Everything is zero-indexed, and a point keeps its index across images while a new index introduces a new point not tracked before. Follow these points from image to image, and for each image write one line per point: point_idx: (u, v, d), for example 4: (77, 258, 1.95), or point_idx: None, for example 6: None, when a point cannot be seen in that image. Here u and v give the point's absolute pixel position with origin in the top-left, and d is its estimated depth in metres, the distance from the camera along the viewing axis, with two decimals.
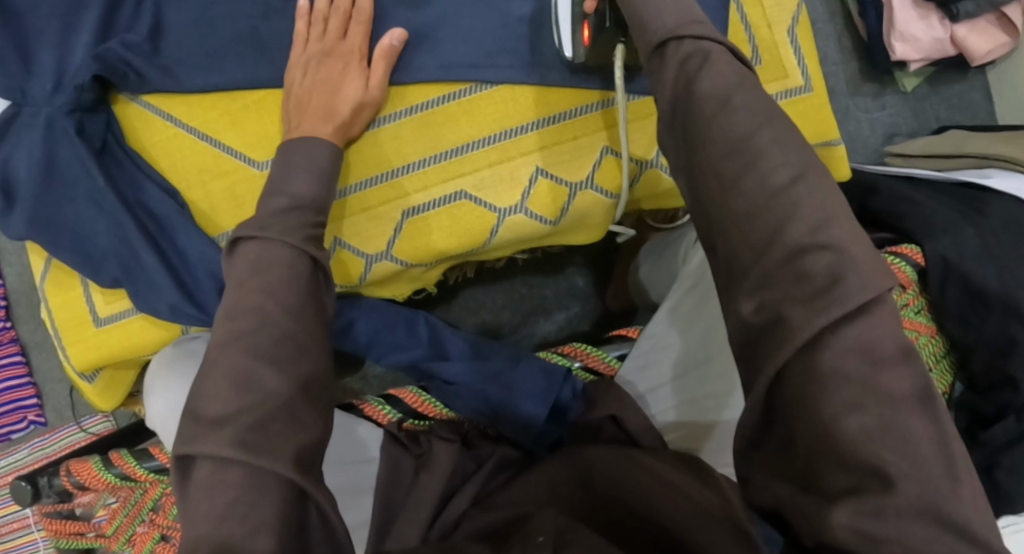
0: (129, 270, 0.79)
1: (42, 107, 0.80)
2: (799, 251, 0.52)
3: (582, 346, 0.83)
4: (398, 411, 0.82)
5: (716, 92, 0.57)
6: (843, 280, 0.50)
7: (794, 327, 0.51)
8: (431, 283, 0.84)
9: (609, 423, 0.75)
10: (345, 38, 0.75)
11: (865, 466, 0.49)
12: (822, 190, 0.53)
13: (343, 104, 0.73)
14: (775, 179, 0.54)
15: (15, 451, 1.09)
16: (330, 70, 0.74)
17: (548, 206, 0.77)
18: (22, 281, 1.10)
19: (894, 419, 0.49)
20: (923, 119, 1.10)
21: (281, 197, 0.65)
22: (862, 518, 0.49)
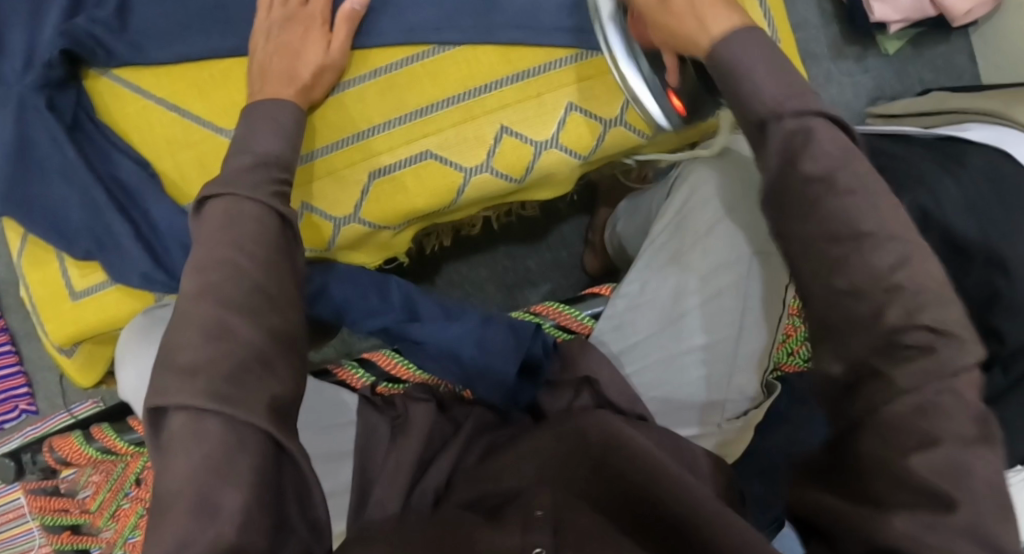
0: (102, 242, 0.81)
1: (13, 85, 0.81)
2: (900, 330, 0.51)
3: (553, 305, 0.83)
4: (371, 374, 0.83)
5: (820, 175, 0.54)
6: (938, 352, 0.50)
7: (892, 380, 0.51)
8: (402, 250, 0.84)
9: (585, 386, 0.76)
10: (306, 4, 0.74)
11: (922, 488, 0.49)
12: (927, 273, 0.52)
13: (303, 67, 0.71)
14: (879, 262, 0.52)
15: (7, 442, 1.07)
16: (291, 34, 0.72)
17: (514, 164, 0.77)
18: (7, 271, 1.09)
19: (959, 456, 0.49)
20: (908, 81, 1.08)
21: (246, 155, 0.64)
22: (918, 527, 0.48)
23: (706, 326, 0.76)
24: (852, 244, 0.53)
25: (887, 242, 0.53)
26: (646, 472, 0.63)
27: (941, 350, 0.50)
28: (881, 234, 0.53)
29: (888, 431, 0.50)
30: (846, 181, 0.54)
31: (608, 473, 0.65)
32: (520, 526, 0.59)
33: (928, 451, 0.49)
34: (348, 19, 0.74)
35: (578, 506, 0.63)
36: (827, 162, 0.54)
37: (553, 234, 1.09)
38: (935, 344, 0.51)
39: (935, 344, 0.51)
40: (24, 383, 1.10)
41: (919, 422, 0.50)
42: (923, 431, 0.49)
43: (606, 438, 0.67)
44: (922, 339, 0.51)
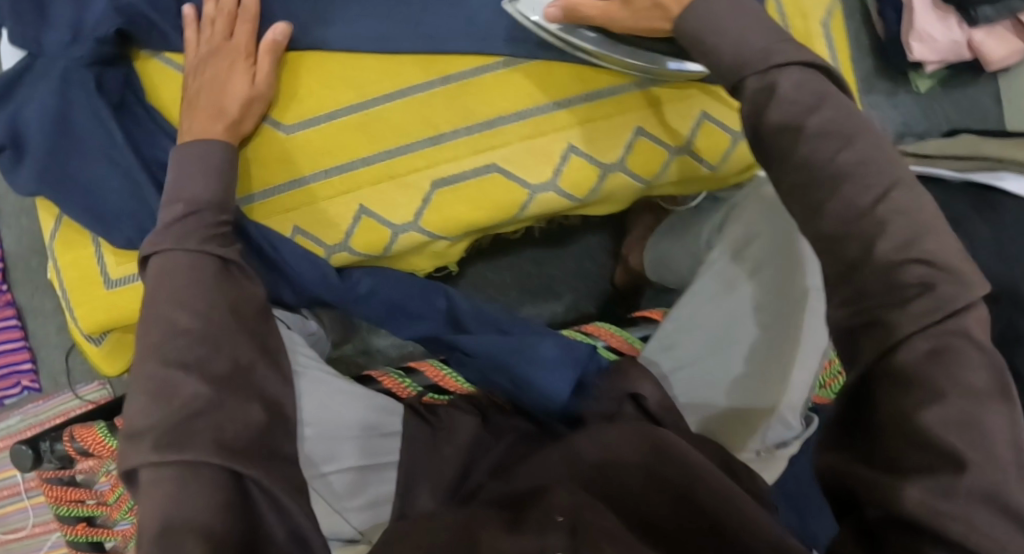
0: (143, 230, 0.78)
1: (58, 59, 0.78)
2: (893, 267, 0.53)
3: (607, 327, 0.81)
4: (420, 385, 0.80)
5: (790, 125, 0.57)
6: (936, 289, 0.52)
7: (891, 324, 0.52)
8: (453, 260, 0.82)
9: (628, 403, 0.72)
10: (231, 38, 0.74)
11: (939, 449, 0.50)
12: (912, 208, 0.54)
13: (230, 100, 0.72)
14: (860, 202, 0.54)
15: (7, 418, 1.06)
16: (216, 69, 0.73)
17: (579, 184, 0.77)
18: (21, 245, 1.06)
19: (973, 413, 0.50)
20: (934, 119, 1.11)
21: (177, 205, 0.67)
22: (932, 495, 0.49)
23: (755, 344, 0.76)
24: (829, 182, 0.56)
25: (867, 178, 0.55)
26: (686, 472, 0.61)
27: (940, 285, 0.51)
28: (858, 180, 0.55)
29: (902, 381, 0.51)
30: (820, 124, 0.56)
31: (636, 475, 0.63)
32: (538, 530, 0.59)
33: (941, 409, 0.50)
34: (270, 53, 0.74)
35: (598, 503, 0.61)
36: (795, 109, 0.57)
37: (579, 242, 1.07)
38: (933, 278, 0.52)
39: (930, 280, 0.52)
40: (28, 360, 1.06)
41: (927, 370, 0.51)
42: (930, 386, 0.51)
43: (632, 441, 0.64)
44: (920, 276, 0.52)
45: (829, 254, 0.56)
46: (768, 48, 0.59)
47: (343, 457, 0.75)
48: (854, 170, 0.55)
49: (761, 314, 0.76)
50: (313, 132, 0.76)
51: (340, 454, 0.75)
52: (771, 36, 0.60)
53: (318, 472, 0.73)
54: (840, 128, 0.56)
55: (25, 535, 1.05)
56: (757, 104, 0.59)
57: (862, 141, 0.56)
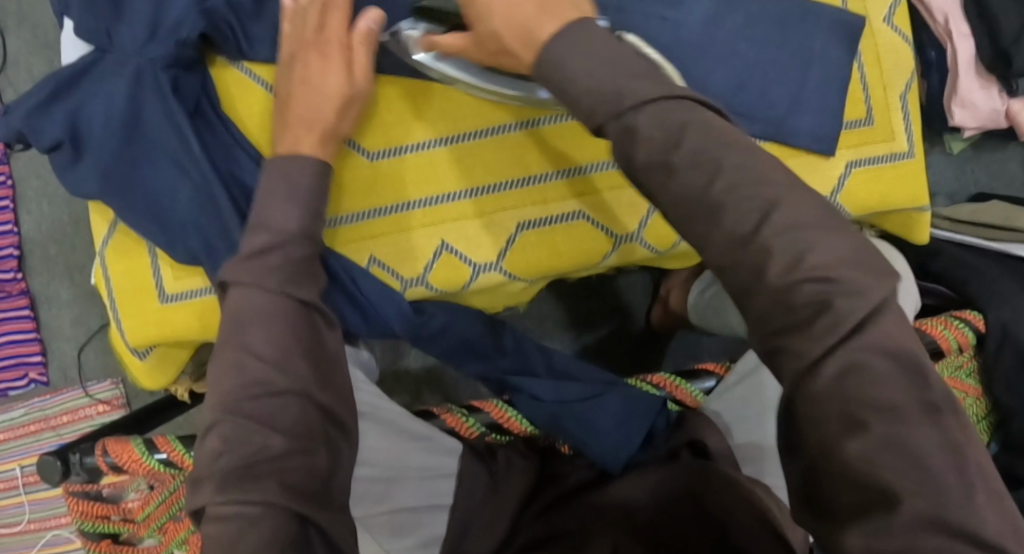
0: (211, 245, 0.74)
1: (131, 57, 0.74)
2: (787, 287, 0.46)
3: (670, 376, 0.79)
4: (482, 424, 0.78)
5: (657, 159, 0.50)
6: (833, 309, 0.45)
7: (796, 354, 0.45)
8: (525, 300, 0.82)
9: (685, 449, 0.73)
10: (322, 30, 0.68)
11: (871, 484, 0.44)
12: (803, 211, 0.47)
13: (327, 104, 0.68)
14: (742, 227, 0.48)
15: (13, 409, 1.07)
16: (307, 64, 0.68)
17: (662, 237, 0.77)
18: (40, 231, 1.08)
19: (895, 433, 0.43)
20: (964, 181, 1.14)
21: (262, 233, 0.61)
22: (872, 538, 0.43)
23: None
24: (710, 211, 0.49)
25: (741, 200, 0.48)
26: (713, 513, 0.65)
27: (835, 301, 0.45)
28: (738, 203, 0.48)
29: (816, 406, 0.45)
30: (691, 153, 0.49)
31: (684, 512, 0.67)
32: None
33: (870, 440, 0.43)
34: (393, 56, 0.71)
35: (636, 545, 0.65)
36: (659, 147, 0.50)
37: (618, 281, 1.09)
38: (828, 295, 0.45)
39: (829, 296, 0.45)
40: (39, 352, 1.07)
41: (840, 393, 0.44)
42: (845, 409, 0.44)
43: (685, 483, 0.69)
44: (815, 293, 0.45)
45: (725, 282, 0.49)
46: (621, 83, 0.51)
47: (398, 497, 0.71)
48: (729, 199, 0.48)
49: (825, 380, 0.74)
50: (399, 161, 0.74)
51: (394, 494, 0.71)
52: (627, 63, 0.52)
53: (369, 512, 0.69)
54: (711, 155, 0.49)
55: (20, 530, 1.06)
56: (621, 146, 0.51)
57: (731, 160, 0.49)
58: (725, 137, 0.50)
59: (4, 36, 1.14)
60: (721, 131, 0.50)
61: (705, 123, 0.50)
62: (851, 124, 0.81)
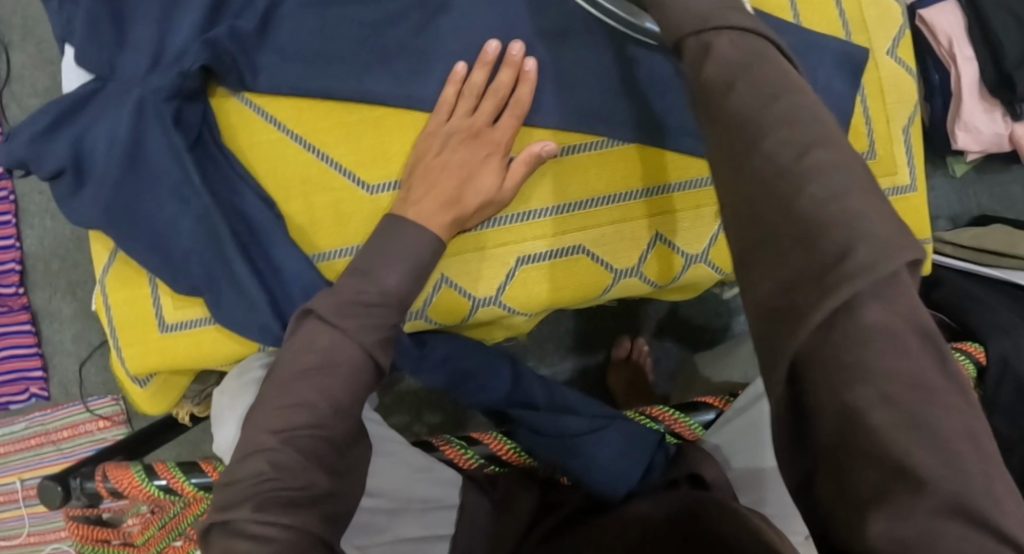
0: (214, 278, 0.74)
1: (133, 87, 0.74)
2: (814, 223, 0.45)
3: (668, 409, 0.79)
4: (480, 456, 0.78)
5: (722, 78, 0.51)
6: (856, 250, 0.44)
7: (806, 310, 0.44)
8: (523, 332, 0.81)
9: (687, 482, 0.74)
10: (492, 126, 0.72)
11: (891, 462, 0.42)
12: (837, 165, 0.47)
13: (471, 195, 0.71)
14: (782, 156, 0.48)
15: (14, 423, 1.08)
16: (468, 153, 0.72)
17: (662, 271, 0.77)
18: (42, 246, 1.08)
19: (922, 412, 0.42)
20: (967, 204, 1.14)
21: (370, 289, 0.66)
22: (895, 525, 0.42)
23: None
24: (751, 140, 0.49)
25: (796, 131, 0.48)
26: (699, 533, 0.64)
27: (860, 248, 0.43)
28: (781, 133, 0.48)
29: (835, 369, 0.43)
30: (755, 85, 0.50)
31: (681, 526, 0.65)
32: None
33: (890, 412, 0.42)
34: (471, 90, 0.72)
35: None
36: (732, 66, 0.51)
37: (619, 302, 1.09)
38: (853, 240, 0.44)
39: (854, 242, 0.44)
40: (40, 366, 1.08)
41: (858, 357, 0.43)
42: (862, 377, 0.43)
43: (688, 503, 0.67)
44: (842, 238, 0.44)
45: (744, 223, 0.48)
46: (710, 12, 0.53)
47: (399, 528, 0.72)
48: (779, 127, 0.49)
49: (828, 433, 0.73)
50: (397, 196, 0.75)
51: (395, 524, 0.72)
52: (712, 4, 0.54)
53: (372, 542, 0.69)
54: (774, 87, 0.50)
55: (20, 543, 1.08)
56: (698, 62, 0.53)
57: (789, 101, 0.50)
58: (795, 84, 0.51)
59: (8, 49, 1.13)
60: (790, 76, 0.51)
61: (778, 66, 0.51)
62: None
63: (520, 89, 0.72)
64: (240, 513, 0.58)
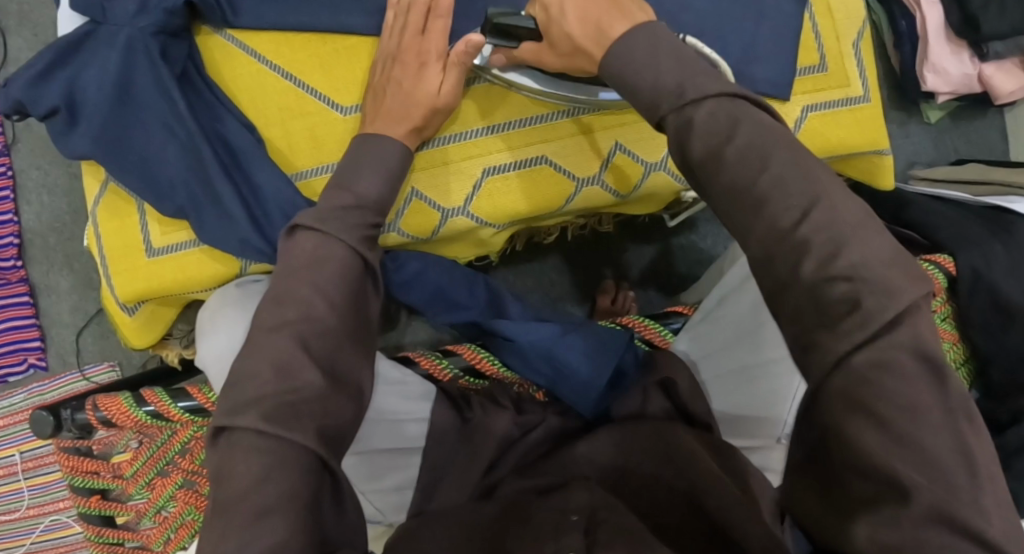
0: (196, 200, 0.76)
1: (122, 27, 0.78)
2: (819, 284, 0.51)
3: (640, 317, 0.81)
4: (455, 366, 0.79)
5: (709, 151, 0.55)
6: (861, 304, 0.49)
7: (822, 349, 0.50)
8: (495, 249, 0.85)
9: (655, 391, 0.76)
10: (424, 36, 0.76)
11: (882, 477, 0.49)
12: (838, 212, 0.52)
13: (418, 104, 0.75)
14: (784, 220, 0.52)
15: (12, 395, 1.12)
16: (406, 66, 0.76)
17: (624, 180, 0.80)
18: (40, 221, 1.14)
19: (913, 435, 0.48)
20: (942, 150, 1.16)
21: (347, 194, 0.70)
22: (880, 530, 0.48)
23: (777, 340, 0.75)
24: (754, 207, 0.54)
25: (787, 195, 0.53)
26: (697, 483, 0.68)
27: (865, 299, 0.49)
28: (778, 197, 0.53)
29: (849, 405, 0.49)
30: (740, 151, 0.54)
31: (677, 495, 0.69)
32: (554, 530, 0.66)
33: (884, 436, 0.48)
34: (402, 8, 0.76)
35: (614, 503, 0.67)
36: (714, 139, 0.55)
37: (599, 251, 1.11)
38: (857, 294, 0.49)
39: (857, 294, 0.49)
40: (37, 338, 1.13)
41: (859, 391, 0.49)
42: (861, 406, 0.49)
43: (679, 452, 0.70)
44: (844, 291, 0.50)
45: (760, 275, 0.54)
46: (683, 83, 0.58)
47: (373, 440, 0.75)
48: (772, 193, 0.53)
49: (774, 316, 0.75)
50: None
51: (371, 436, 0.75)
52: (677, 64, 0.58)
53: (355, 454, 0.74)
54: (760, 151, 0.54)
55: (19, 517, 1.11)
56: (681, 136, 0.57)
57: (778, 156, 0.54)
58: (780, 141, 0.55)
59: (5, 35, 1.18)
60: (772, 131, 0.55)
61: (757, 120, 0.55)
62: (805, 70, 0.83)
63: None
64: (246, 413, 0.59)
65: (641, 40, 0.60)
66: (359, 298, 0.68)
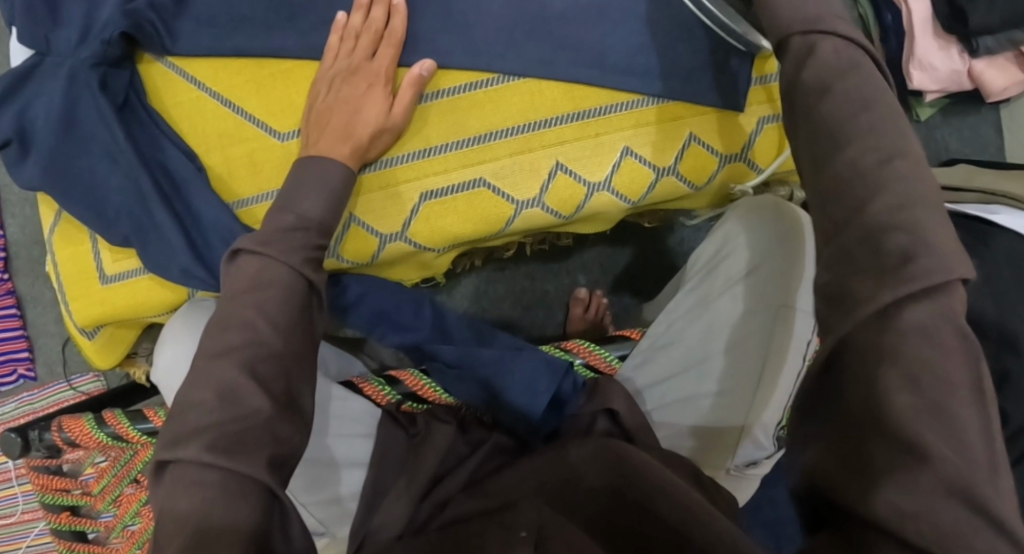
0: (142, 228, 0.79)
1: (65, 59, 0.80)
2: (878, 231, 0.49)
3: (585, 343, 0.83)
4: (398, 392, 0.83)
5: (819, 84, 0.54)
6: (916, 262, 0.48)
7: (860, 300, 0.49)
8: (439, 270, 0.87)
9: (603, 417, 0.74)
10: (373, 60, 0.77)
11: (901, 436, 0.46)
12: (910, 177, 0.50)
13: (362, 126, 0.75)
14: (864, 161, 0.51)
15: (3, 404, 1.15)
16: (353, 88, 0.76)
17: (564, 202, 0.80)
18: (24, 233, 1.17)
19: (943, 401, 0.46)
20: (933, 147, 1.11)
21: (290, 215, 0.69)
22: (897, 492, 0.46)
23: (729, 364, 0.75)
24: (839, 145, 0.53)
25: (873, 142, 0.52)
26: (634, 469, 0.64)
27: (922, 256, 0.48)
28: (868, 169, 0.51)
29: (883, 363, 0.47)
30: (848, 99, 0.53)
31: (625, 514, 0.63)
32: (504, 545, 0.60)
33: (912, 397, 0.46)
34: (349, 33, 0.77)
35: (563, 520, 0.62)
36: (828, 72, 0.55)
37: (574, 258, 1.10)
38: (914, 248, 0.48)
39: (913, 252, 0.48)
40: (26, 348, 1.17)
41: (902, 351, 0.47)
42: (897, 360, 0.47)
43: (634, 471, 0.64)
44: (902, 244, 0.48)
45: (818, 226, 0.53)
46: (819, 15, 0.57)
47: (323, 451, 0.77)
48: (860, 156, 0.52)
49: (735, 340, 0.75)
50: None
51: (322, 447, 0.77)
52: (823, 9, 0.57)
53: (305, 469, 0.75)
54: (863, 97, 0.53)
55: (13, 521, 1.14)
56: (799, 59, 0.57)
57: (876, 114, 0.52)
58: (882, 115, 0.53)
59: None
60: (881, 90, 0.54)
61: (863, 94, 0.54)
62: (758, 79, 0.79)
63: (393, 22, 0.77)
64: (188, 447, 0.57)
65: None
66: (307, 319, 0.65)
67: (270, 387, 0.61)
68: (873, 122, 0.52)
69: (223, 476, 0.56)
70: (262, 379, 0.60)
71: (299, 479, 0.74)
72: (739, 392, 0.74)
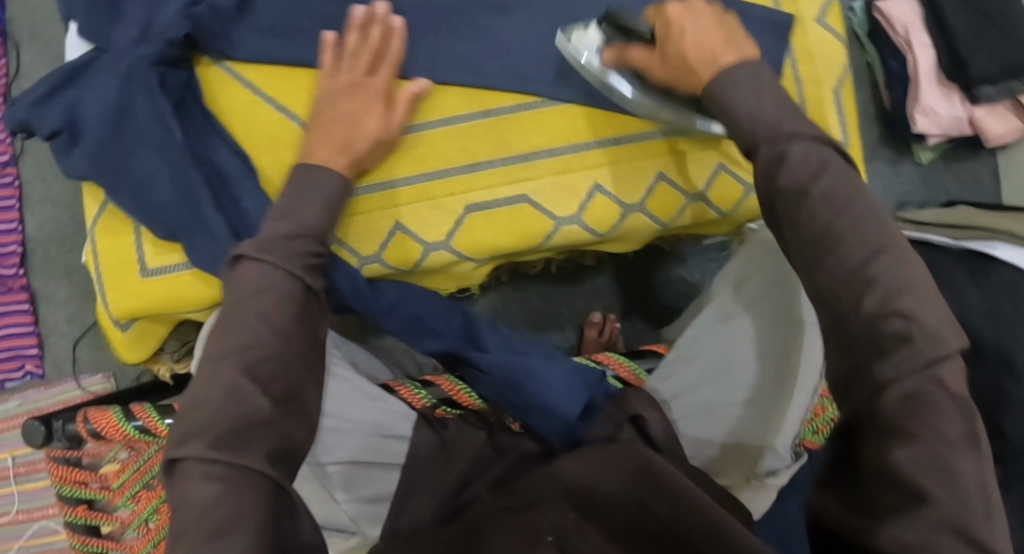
0: (187, 223, 0.80)
1: (122, 55, 0.81)
2: (877, 316, 0.55)
3: (616, 356, 0.86)
4: (433, 396, 0.85)
5: (796, 185, 0.60)
6: (913, 340, 0.54)
7: (868, 370, 0.55)
8: (474, 282, 0.90)
9: (629, 424, 0.74)
10: (373, 76, 0.78)
11: (912, 490, 0.52)
12: (899, 266, 0.56)
13: (362, 138, 0.77)
14: (852, 260, 0.57)
15: (7, 401, 1.14)
16: (353, 103, 0.77)
17: (601, 220, 0.82)
18: (41, 231, 1.17)
19: (942, 454, 0.51)
20: (934, 189, 1.18)
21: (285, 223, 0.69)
22: (903, 532, 0.51)
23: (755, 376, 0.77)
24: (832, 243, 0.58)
25: (867, 239, 0.58)
26: (674, 487, 0.62)
27: (919, 337, 0.54)
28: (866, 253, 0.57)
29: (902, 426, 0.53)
30: (828, 191, 0.59)
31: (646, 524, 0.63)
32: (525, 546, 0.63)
33: (916, 449, 0.52)
34: (345, 52, 0.78)
35: (587, 526, 0.64)
36: (803, 175, 0.60)
37: (588, 281, 1.13)
38: (911, 330, 0.54)
39: (911, 331, 0.54)
40: (35, 345, 1.16)
41: (907, 417, 0.53)
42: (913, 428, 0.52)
43: (660, 486, 0.63)
44: (899, 324, 0.54)
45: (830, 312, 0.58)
46: (780, 119, 0.62)
47: (346, 449, 0.77)
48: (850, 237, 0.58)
49: (762, 353, 0.78)
50: None
51: (341, 442, 0.77)
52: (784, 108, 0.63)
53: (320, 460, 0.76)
54: (841, 198, 0.59)
55: (7, 520, 1.13)
56: (769, 167, 0.62)
57: (858, 207, 0.59)
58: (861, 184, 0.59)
59: (18, 47, 1.22)
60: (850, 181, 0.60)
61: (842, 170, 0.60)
62: None
63: (392, 42, 0.79)
64: (194, 446, 0.58)
65: (743, 70, 0.65)
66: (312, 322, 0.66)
67: (270, 386, 0.62)
68: (830, 185, 0.59)
69: (228, 472, 0.57)
70: (263, 384, 0.61)
71: (312, 469, 0.75)
72: (762, 401, 0.76)
